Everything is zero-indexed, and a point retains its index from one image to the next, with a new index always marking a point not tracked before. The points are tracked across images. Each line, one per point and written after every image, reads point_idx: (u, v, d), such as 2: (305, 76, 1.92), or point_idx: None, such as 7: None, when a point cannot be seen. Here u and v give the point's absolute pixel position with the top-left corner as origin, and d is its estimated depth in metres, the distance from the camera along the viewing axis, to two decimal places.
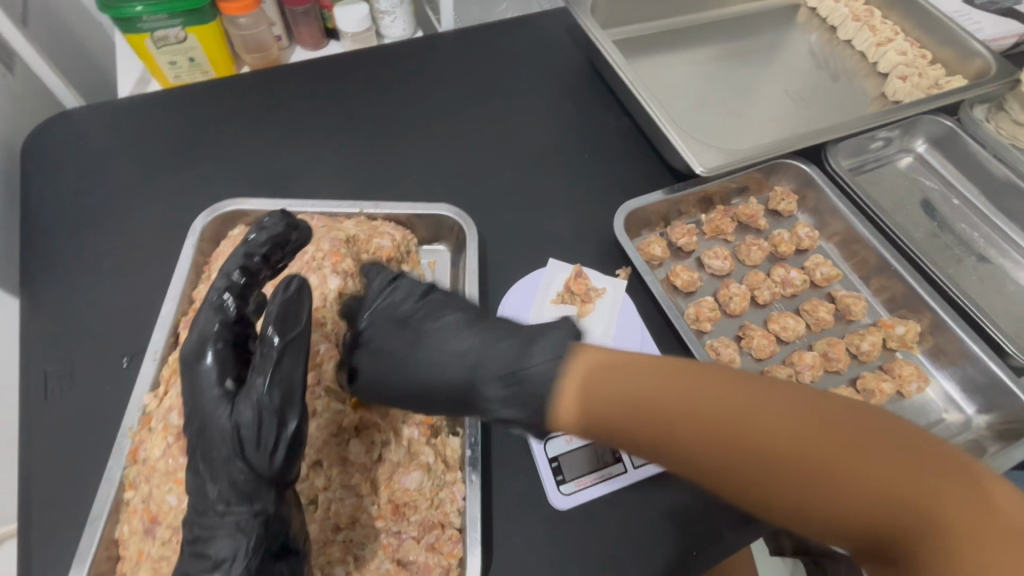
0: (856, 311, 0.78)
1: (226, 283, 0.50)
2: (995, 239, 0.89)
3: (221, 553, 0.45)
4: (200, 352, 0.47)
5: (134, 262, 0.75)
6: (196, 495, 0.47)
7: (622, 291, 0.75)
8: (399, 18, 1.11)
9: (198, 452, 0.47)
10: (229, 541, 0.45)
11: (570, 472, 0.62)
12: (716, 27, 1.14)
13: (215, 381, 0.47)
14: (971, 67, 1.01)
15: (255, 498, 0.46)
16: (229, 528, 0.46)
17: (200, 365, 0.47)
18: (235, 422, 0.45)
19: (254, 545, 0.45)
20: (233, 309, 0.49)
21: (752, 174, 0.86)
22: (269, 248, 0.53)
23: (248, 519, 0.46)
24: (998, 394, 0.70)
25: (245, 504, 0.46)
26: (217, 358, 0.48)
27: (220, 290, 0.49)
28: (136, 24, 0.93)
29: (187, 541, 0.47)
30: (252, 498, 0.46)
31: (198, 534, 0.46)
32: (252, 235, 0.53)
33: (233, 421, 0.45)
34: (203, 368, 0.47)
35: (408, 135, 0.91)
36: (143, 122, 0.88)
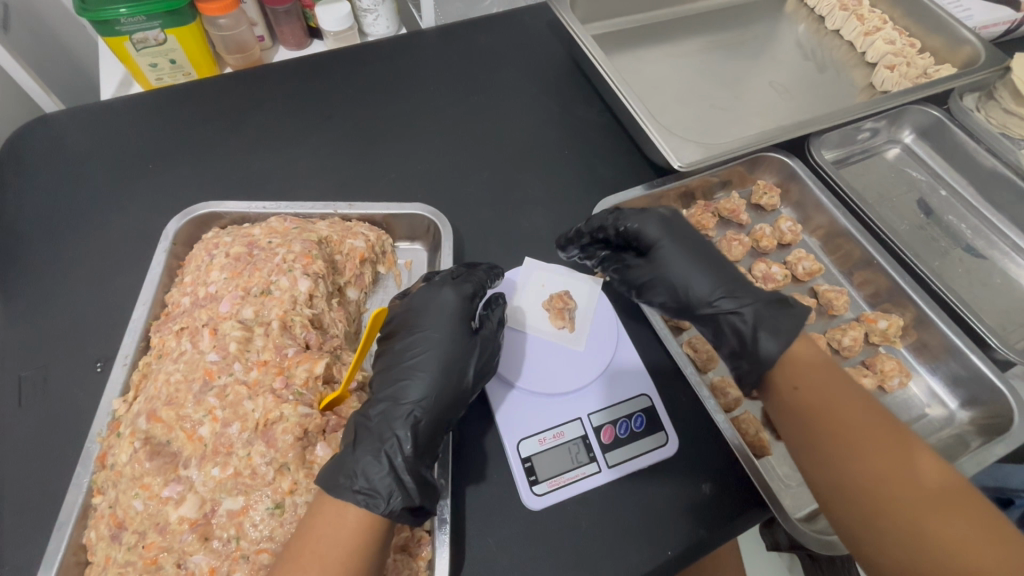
0: (839, 305, 0.77)
1: (451, 276, 0.66)
2: (983, 231, 0.87)
3: (380, 489, 0.51)
4: (471, 317, 0.64)
5: (110, 266, 0.75)
6: (379, 443, 0.54)
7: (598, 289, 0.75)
8: (381, 16, 1.11)
9: (432, 394, 0.58)
10: (384, 481, 0.51)
11: (544, 472, 0.62)
12: (702, 20, 1.12)
13: (470, 329, 0.63)
14: (960, 55, 0.99)
15: (408, 443, 0.54)
16: (386, 470, 0.52)
17: (484, 326, 0.64)
18: (475, 369, 0.60)
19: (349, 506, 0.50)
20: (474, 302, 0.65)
21: (735, 168, 0.85)
22: (433, 273, 0.68)
23: (400, 463, 0.53)
24: (982, 389, 0.68)
25: (405, 444, 0.54)
26: (491, 321, 0.65)
27: (458, 280, 0.66)
28: (114, 27, 0.91)
29: (348, 485, 0.50)
30: (412, 438, 0.55)
31: (359, 479, 0.51)
32: (437, 272, 0.67)
33: (474, 369, 0.60)
34: (485, 328, 0.64)
35: (385, 135, 0.90)
36: (120, 125, 0.88)
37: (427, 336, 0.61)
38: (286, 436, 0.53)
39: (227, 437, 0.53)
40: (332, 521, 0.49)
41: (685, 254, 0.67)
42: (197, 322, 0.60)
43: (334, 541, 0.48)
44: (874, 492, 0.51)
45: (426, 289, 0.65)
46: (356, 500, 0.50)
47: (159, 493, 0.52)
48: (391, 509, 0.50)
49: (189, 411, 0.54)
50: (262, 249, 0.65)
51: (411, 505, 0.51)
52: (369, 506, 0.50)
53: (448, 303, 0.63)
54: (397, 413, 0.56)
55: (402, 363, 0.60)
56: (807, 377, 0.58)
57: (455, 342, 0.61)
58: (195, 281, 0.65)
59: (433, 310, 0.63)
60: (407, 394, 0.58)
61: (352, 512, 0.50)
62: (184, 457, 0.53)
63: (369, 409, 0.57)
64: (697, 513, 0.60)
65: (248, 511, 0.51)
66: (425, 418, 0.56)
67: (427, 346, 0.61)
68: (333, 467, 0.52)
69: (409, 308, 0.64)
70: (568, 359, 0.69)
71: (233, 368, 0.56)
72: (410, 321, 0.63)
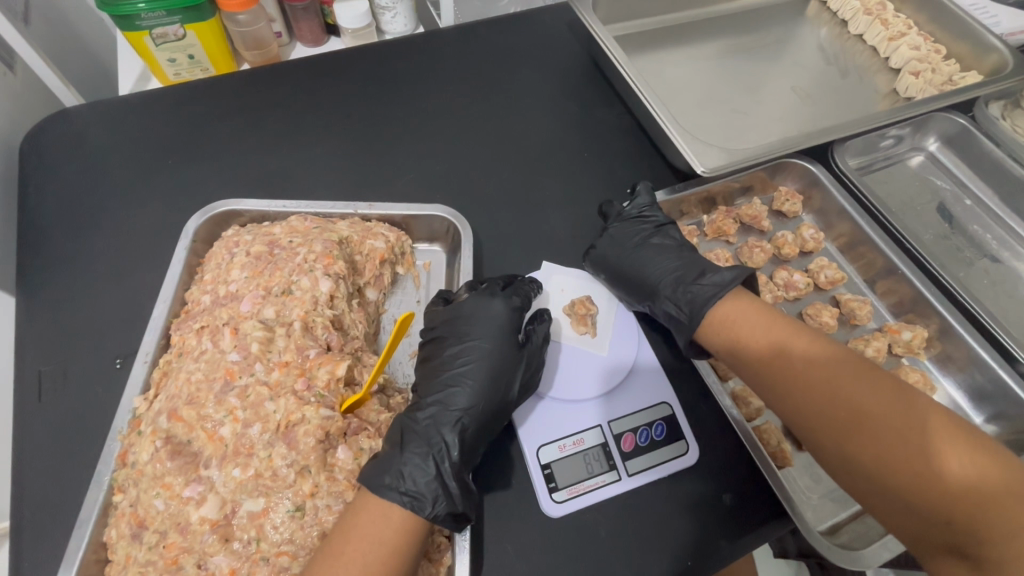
0: (862, 315, 0.76)
1: (496, 285, 0.66)
2: (1008, 241, 0.86)
3: (426, 493, 0.52)
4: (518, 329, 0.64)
5: (129, 263, 0.75)
6: (425, 446, 0.55)
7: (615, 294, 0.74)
8: (399, 14, 1.10)
9: (478, 404, 0.59)
10: (431, 486, 0.52)
11: (563, 479, 0.61)
12: (722, 22, 1.11)
13: (517, 341, 0.63)
14: (986, 62, 0.97)
15: (455, 450, 0.55)
16: (433, 475, 0.53)
17: (532, 338, 0.64)
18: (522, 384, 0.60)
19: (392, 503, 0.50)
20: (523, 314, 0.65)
21: (757, 174, 0.84)
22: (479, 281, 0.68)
23: (446, 470, 0.54)
24: (1008, 403, 0.67)
25: (450, 451, 0.55)
26: (538, 333, 0.65)
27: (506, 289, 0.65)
28: (134, 21, 0.91)
29: (395, 485, 0.51)
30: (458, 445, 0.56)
31: (405, 480, 0.52)
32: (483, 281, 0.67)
33: (522, 383, 0.60)
34: (532, 340, 0.64)
35: (404, 134, 0.90)
36: (139, 120, 0.88)
37: (477, 346, 0.62)
38: (309, 438, 0.53)
39: (249, 438, 0.53)
40: (374, 519, 0.49)
41: (631, 257, 0.72)
42: (218, 321, 0.60)
43: (376, 540, 0.48)
44: (829, 411, 0.54)
45: (475, 295, 0.65)
46: (402, 502, 0.50)
47: (180, 493, 0.52)
48: (434, 513, 0.51)
49: (210, 411, 0.54)
50: (283, 249, 0.65)
51: (455, 511, 0.52)
52: (414, 509, 0.51)
53: (498, 313, 0.63)
54: (446, 419, 0.57)
55: (451, 369, 0.61)
56: (744, 321, 0.62)
57: (504, 354, 0.61)
58: (215, 279, 0.64)
59: (483, 320, 0.63)
60: (455, 400, 0.59)
61: (397, 513, 0.50)
62: (204, 457, 0.53)
63: (417, 412, 0.58)
64: (719, 524, 0.60)
65: (268, 513, 0.51)
66: (471, 426, 0.58)
67: (476, 356, 0.61)
68: (379, 467, 0.53)
69: (459, 314, 0.64)
70: (596, 366, 0.68)
71: (254, 369, 0.56)
72: (459, 327, 0.63)
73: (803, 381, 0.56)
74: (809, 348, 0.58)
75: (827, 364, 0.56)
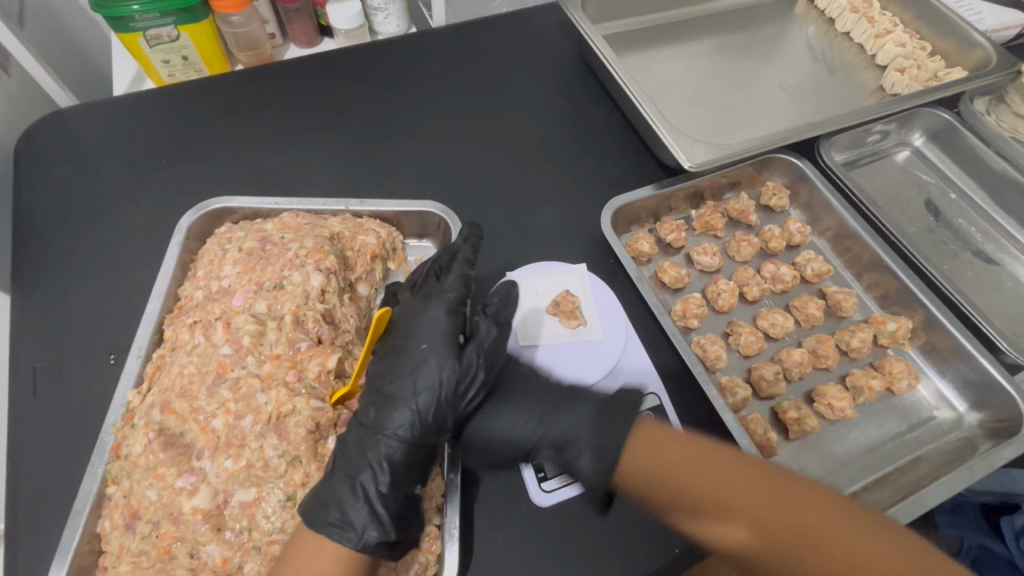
0: (847, 307, 0.77)
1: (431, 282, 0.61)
2: (993, 234, 0.87)
3: (355, 525, 0.50)
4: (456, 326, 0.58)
5: (123, 260, 0.76)
6: (351, 477, 0.51)
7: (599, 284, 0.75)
8: (392, 15, 1.11)
9: (414, 414, 0.54)
10: (359, 518, 0.50)
11: (553, 468, 0.62)
12: (711, 20, 1.12)
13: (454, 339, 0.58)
14: (971, 58, 0.99)
15: (383, 478, 0.52)
16: (360, 507, 0.50)
17: (474, 335, 0.59)
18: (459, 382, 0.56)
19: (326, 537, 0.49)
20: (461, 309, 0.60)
21: (745, 169, 0.85)
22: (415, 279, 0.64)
23: (374, 500, 0.51)
24: (992, 393, 0.68)
25: (378, 479, 0.52)
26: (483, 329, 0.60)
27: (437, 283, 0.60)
28: (128, 23, 0.92)
29: (321, 519, 0.49)
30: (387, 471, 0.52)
31: (333, 515, 0.50)
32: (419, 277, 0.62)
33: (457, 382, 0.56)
34: (472, 338, 0.59)
35: (396, 132, 0.91)
36: (134, 120, 0.88)
37: (412, 352, 0.57)
38: (298, 430, 0.54)
39: (240, 429, 0.54)
40: (312, 552, 0.49)
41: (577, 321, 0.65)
42: (210, 315, 0.61)
43: (307, 575, 0.47)
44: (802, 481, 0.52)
45: (411, 297, 0.60)
46: (329, 533, 0.49)
47: (173, 483, 0.52)
48: (362, 545, 0.49)
49: (202, 403, 0.55)
50: (275, 245, 0.66)
51: (387, 540, 0.50)
52: (343, 540, 0.49)
53: (434, 317, 0.58)
54: (371, 440, 0.53)
55: (384, 378, 0.56)
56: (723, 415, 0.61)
57: (441, 354, 0.56)
58: (208, 275, 0.65)
59: (421, 322, 0.58)
60: (385, 418, 0.54)
61: (330, 546, 0.49)
62: (197, 449, 0.54)
63: (348, 433, 0.54)
64: None
65: (260, 502, 0.52)
66: (402, 445, 0.53)
67: (408, 363, 0.56)
68: (311, 495, 0.51)
69: (395, 321, 0.60)
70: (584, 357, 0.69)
71: (246, 362, 0.57)
72: (394, 335, 0.59)
73: None
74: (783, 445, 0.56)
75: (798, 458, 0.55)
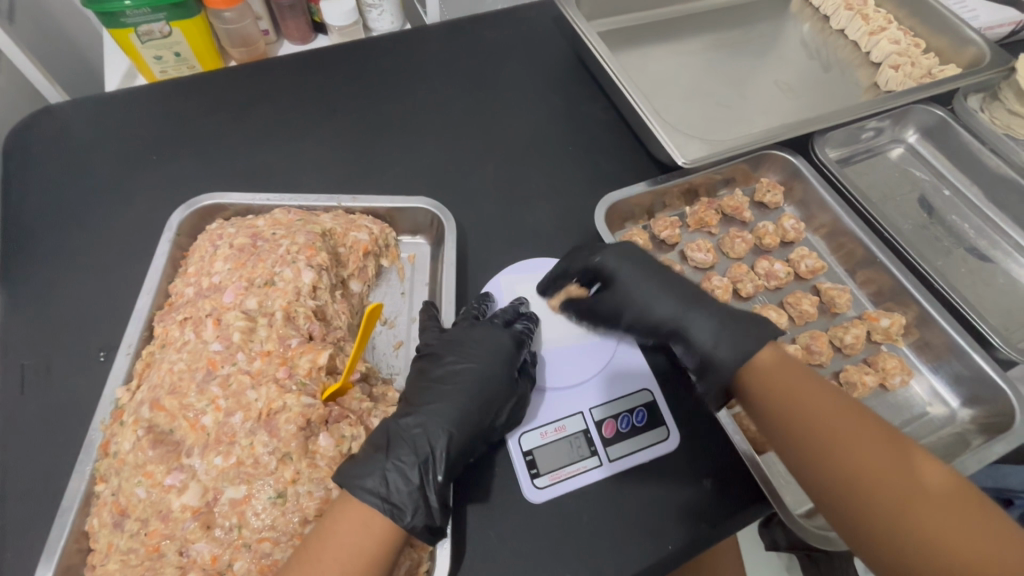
0: (841, 303, 0.77)
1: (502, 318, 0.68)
2: (986, 231, 0.87)
3: (405, 503, 0.52)
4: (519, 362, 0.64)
5: (113, 257, 0.75)
6: (412, 458, 0.54)
7: None
8: (386, 12, 1.11)
9: (467, 424, 0.58)
10: (411, 496, 0.53)
11: (545, 465, 0.62)
12: (706, 18, 1.12)
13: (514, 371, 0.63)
14: (965, 55, 0.99)
15: (437, 468, 0.55)
16: (414, 490, 0.53)
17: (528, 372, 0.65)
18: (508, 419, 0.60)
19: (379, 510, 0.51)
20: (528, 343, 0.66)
21: (739, 166, 0.85)
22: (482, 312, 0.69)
23: (427, 486, 0.54)
24: (985, 389, 0.68)
25: (432, 467, 0.55)
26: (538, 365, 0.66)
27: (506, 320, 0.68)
28: (119, 19, 0.92)
29: (376, 492, 0.52)
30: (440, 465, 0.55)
31: (387, 489, 0.52)
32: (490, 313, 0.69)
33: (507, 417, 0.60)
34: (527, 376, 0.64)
35: (389, 129, 0.90)
36: (125, 116, 0.88)
37: (472, 368, 0.62)
38: (286, 428, 0.53)
39: (230, 426, 0.53)
40: (358, 526, 0.50)
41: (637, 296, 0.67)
42: (201, 312, 0.60)
43: (356, 549, 0.49)
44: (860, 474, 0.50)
45: (483, 323, 0.65)
46: (382, 508, 0.51)
47: (162, 481, 0.52)
48: (409, 525, 0.52)
49: (192, 400, 0.55)
50: (266, 241, 0.66)
51: (432, 525, 0.52)
52: (393, 517, 0.51)
53: (503, 344, 0.63)
54: (434, 428, 0.57)
55: (443, 387, 0.61)
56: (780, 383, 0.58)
57: (500, 381, 0.61)
58: (199, 272, 0.65)
59: (488, 345, 0.63)
60: (445, 412, 0.58)
61: (378, 522, 0.51)
62: (186, 446, 0.53)
63: (407, 418, 0.58)
64: (698, 508, 0.60)
65: (250, 500, 0.52)
66: (458, 442, 0.57)
67: (470, 378, 0.61)
68: (361, 468, 0.53)
69: (462, 336, 0.64)
70: (580, 355, 0.69)
71: (236, 358, 0.56)
72: (460, 348, 0.63)
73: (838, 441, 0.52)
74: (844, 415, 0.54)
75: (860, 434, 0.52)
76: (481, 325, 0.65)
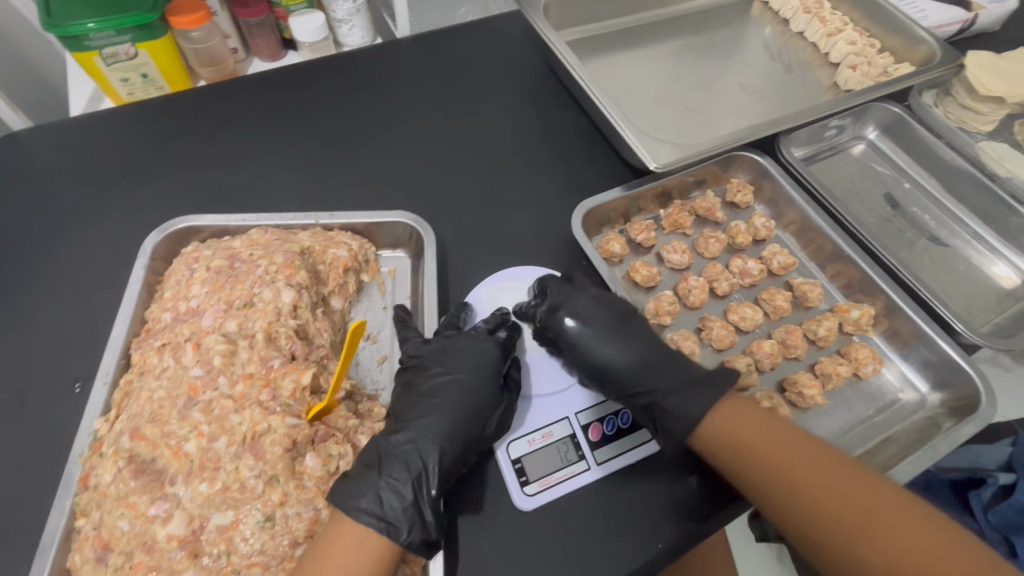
0: (813, 297, 0.80)
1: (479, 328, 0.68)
2: (945, 221, 0.91)
3: (400, 521, 0.52)
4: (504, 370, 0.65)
5: (86, 285, 0.73)
6: (405, 475, 0.54)
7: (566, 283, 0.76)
8: (356, 26, 1.11)
9: (458, 434, 0.58)
10: (406, 515, 0.52)
11: (534, 472, 0.62)
12: (672, 24, 1.15)
13: (499, 380, 0.63)
14: (917, 53, 1.03)
15: (432, 483, 0.55)
16: (410, 506, 0.53)
17: (512, 380, 0.65)
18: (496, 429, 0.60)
19: (378, 531, 0.51)
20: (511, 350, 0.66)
21: (709, 167, 0.87)
22: (462, 317, 0.70)
23: (423, 500, 0.54)
24: (952, 373, 0.71)
25: (427, 483, 0.55)
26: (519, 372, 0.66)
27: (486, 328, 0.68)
28: (83, 42, 0.90)
29: (371, 512, 0.52)
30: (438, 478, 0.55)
31: (381, 509, 0.52)
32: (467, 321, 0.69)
33: (497, 426, 0.61)
34: (512, 384, 0.64)
35: (364, 145, 0.90)
36: (92, 141, 0.86)
37: (460, 380, 0.62)
38: (274, 449, 0.53)
39: (215, 451, 0.53)
40: (352, 546, 0.50)
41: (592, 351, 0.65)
42: (179, 337, 0.59)
43: (351, 568, 0.49)
44: (824, 512, 0.53)
45: (467, 331, 0.66)
46: (377, 528, 0.51)
47: (145, 512, 0.51)
48: (406, 542, 0.51)
49: (174, 427, 0.54)
50: (244, 262, 0.65)
51: (428, 539, 0.52)
52: (390, 535, 0.51)
53: (489, 353, 0.64)
54: (426, 444, 0.57)
55: (433, 399, 0.61)
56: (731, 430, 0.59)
57: (487, 389, 0.62)
58: (176, 296, 0.64)
59: (474, 355, 0.64)
60: (435, 427, 0.58)
61: (372, 540, 0.51)
62: (170, 474, 0.53)
63: (397, 434, 0.58)
64: (686, 505, 0.62)
65: (238, 525, 0.51)
66: (452, 454, 0.57)
67: (460, 390, 0.61)
68: (354, 488, 0.53)
69: (448, 346, 0.64)
70: (563, 358, 0.70)
71: (218, 383, 0.56)
72: (447, 359, 0.63)
73: (802, 483, 0.55)
74: (797, 451, 0.57)
75: (817, 469, 0.55)
76: (461, 334, 0.66)
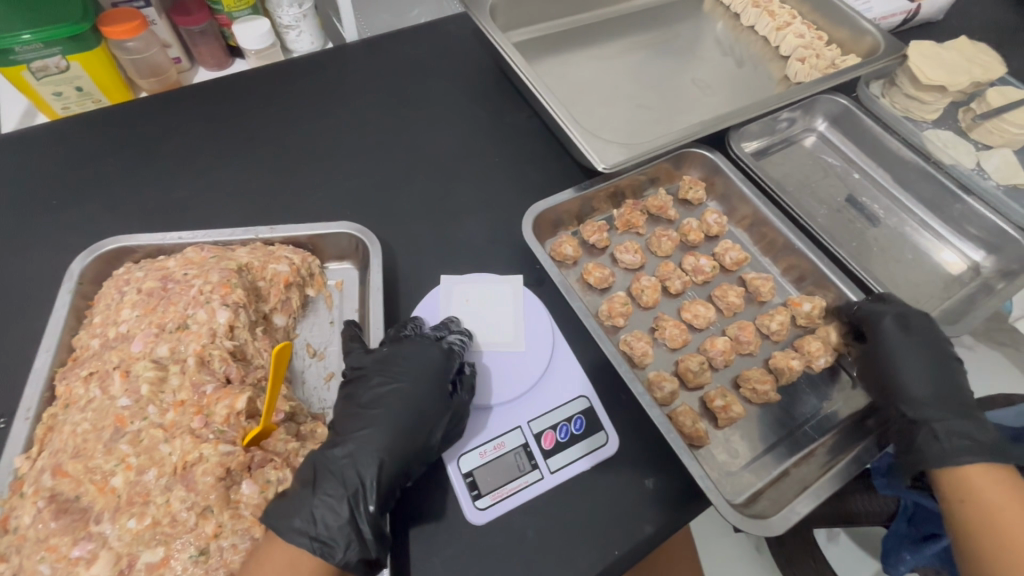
0: (766, 292, 0.80)
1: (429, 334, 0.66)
2: (894, 210, 0.92)
3: (335, 539, 0.51)
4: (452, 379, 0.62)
5: (12, 313, 0.70)
6: (342, 493, 0.53)
7: (518, 287, 0.75)
8: (304, 32, 1.08)
9: (397, 449, 0.56)
10: (342, 532, 0.51)
11: (487, 485, 0.61)
12: (624, 22, 1.15)
13: (445, 388, 0.61)
14: (863, 45, 1.04)
15: (370, 499, 0.53)
16: (346, 524, 0.52)
17: (461, 386, 0.63)
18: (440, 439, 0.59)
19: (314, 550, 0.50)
20: (458, 357, 0.64)
21: (661, 166, 0.87)
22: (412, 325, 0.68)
23: (360, 517, 0.52)
24: None
25: (364, 499, 0.53)
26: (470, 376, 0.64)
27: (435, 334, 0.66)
28: (8, 56, 0.86)
29: (306, 533, 0.50)
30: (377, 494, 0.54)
31: (318, 528, 0.51)
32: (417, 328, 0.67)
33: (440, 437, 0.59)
34: (461, 389, 0.62)
35: (310, 154, 0.88)
36: (19, 161, 0.82)
37: (402, 389, 0.60)
38: (205, 480, 0.51)
39: (144, 484, 0.50)
40: (284, 566, 0.49)
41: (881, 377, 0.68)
42: (107, 365, 0.57)
43: None
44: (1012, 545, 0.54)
45: (415, 339, 0.64)
46: (311, 548, 0.50)
47: (68, 553, 0.48)
48: (341, 561, 0.50)
49: (99, 461, 0.51)
50: (177, 283, 0.62)
51: (366, 558, 0.51)
52: (324, 555, 0.50)
53: (434, 359, 0.62)
54: (364, 459, 0.55)
55: (374, 411, 0.58)
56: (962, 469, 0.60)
57: (430, 397, 0.60)
58: (104, 321, 0.61)
59: (417, 362, 0.62)
60: (373, 440, 0.56)
61: (306, 561, 0.50)
62: (95, 512, 0.50)
63: (336, 448, 0.56)
64: (642, 509, 0.61)
65: (168, 562, 0.48)
66: (392, 467, 0.55)
67: (403, 399, 0.59)
68: (288, 507, 0.51)
69: (392, 355, 0.62)
70: (512, 363, 0.69)
71: (147, 412, 0.53)
72: (389, 368, 0.61)
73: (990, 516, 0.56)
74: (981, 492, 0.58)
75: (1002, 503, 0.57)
76: (408, 342, 0.64)
